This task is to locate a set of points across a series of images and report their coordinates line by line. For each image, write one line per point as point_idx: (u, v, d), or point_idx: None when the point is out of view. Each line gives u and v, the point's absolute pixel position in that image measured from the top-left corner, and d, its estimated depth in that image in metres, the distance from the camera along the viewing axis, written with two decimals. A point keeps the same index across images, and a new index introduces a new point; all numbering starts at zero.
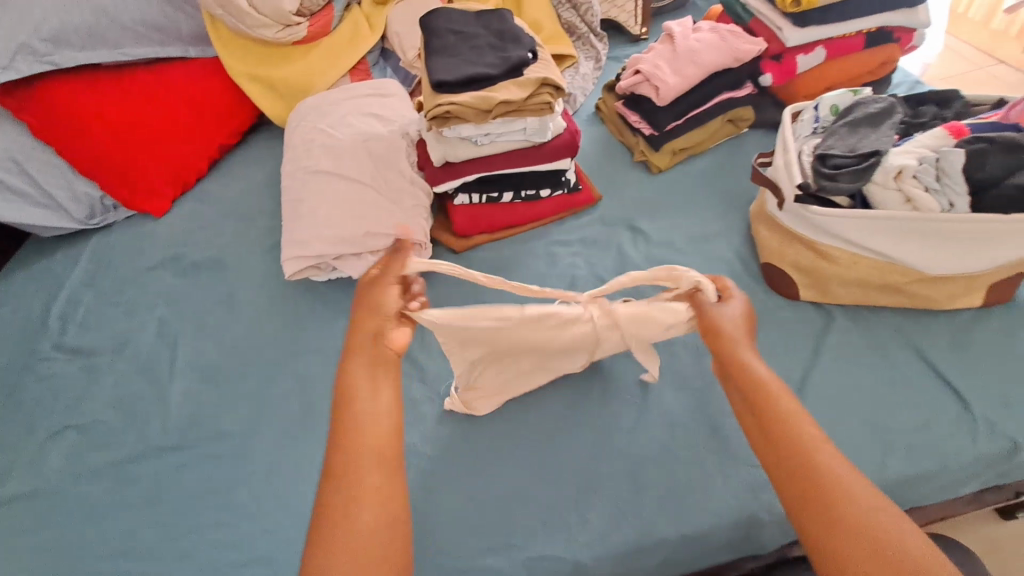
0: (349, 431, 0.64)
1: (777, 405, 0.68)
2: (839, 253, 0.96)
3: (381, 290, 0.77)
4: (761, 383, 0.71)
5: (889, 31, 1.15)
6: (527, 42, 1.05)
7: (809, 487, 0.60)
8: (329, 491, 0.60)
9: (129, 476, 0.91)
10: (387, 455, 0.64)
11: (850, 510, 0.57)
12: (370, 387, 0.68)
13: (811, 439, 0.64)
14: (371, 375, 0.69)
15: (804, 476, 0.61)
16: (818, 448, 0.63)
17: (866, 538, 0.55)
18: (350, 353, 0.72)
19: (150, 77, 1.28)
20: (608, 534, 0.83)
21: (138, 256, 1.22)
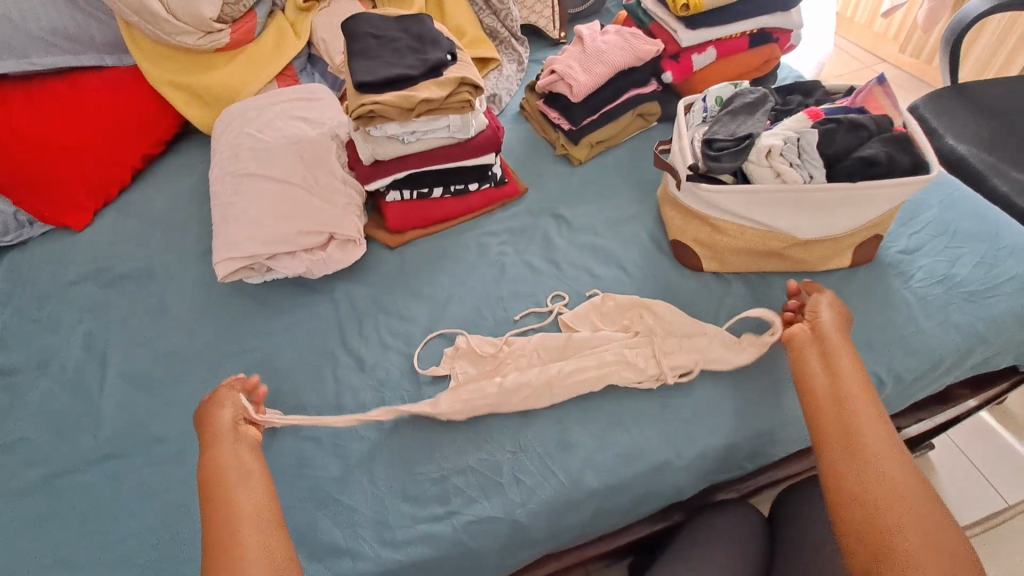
0: (222, 500, 0.72)
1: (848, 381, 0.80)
2: (727, 225, 1.00)
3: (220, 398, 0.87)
4: (834, 358, 0.83)
5: (769, 32, 1.33)
6: (445, 44, 1.12)
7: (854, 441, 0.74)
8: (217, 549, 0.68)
9: (63, 487, 0.98)
10: (258, 512, 0.72)
11: (883, 469, 0.71)
12: (238, 471, 0.76)
13: (879, 413, 0.77)
14: (232, 461, 0.78)
15: (855, 433, 0.74)
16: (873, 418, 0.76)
17: (887, 488, 0.69)
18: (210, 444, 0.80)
19: (64, 90, 1.33)
20: (541, 493, 0.87)
21: (76, 269, 1.28)
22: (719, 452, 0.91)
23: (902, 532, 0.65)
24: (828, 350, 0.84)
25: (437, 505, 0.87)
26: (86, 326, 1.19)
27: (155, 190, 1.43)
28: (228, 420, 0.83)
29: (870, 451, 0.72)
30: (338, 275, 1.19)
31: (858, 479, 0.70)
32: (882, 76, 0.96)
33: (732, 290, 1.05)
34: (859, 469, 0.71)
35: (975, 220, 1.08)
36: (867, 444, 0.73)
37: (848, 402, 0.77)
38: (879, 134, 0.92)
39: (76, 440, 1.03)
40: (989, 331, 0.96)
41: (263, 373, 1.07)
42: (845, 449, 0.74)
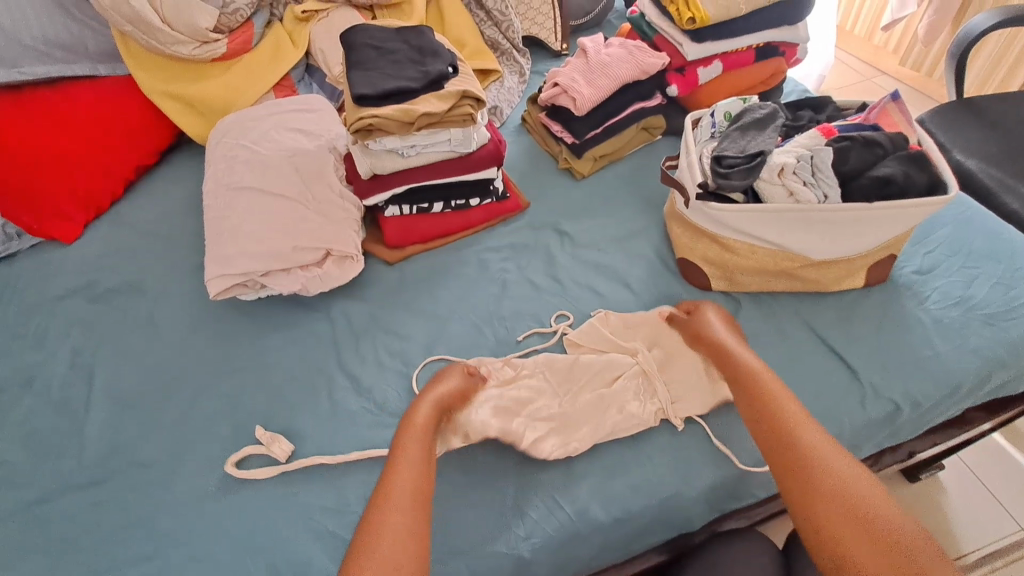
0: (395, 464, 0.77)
1: (768, 397, 0.80)
2: (739, 244, 0.97)
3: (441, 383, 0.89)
4: (746, 377, 0.84)
5: (774, 46, 1.31)
6: (446, 56, 1.09)
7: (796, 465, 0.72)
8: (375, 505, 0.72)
9: (42, 515, 0.93)
10: (419, 489, 0.74)
11: (827, 481, 0.69)
12: (419, 447, 0.79)
13: (802, 418, 0.76)
14: (426, 427, 0.83)
15: (791, 454, 0.73)
16: (800, 428, 0.75)
17: (841, 501, 0.67)
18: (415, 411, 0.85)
19: (55, 99, 1.30)
20: (545, 526, 0.83)
21: (63, 283, 1.24)
22: (731, 480, 0.87)
23: (832, 503, 0.66)
24: (740, 372, 0.85)
25: (436, 537, 0.83)
26: (72, 343, 1.15)
27: (147, 202, 1.40)
28: (444, 396, 0.88)
29: (812, 467, 0.70)
30: (334, 291, 1.16)
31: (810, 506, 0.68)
32: (896, 92, 0.94)
33: (742, 310, 1.02)
34: (806, 496, 0.69)
35: (989, 239, 1.06)
36: (807, 459, 0.71)
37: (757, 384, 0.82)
38: (894, 153, 0.90)
39: (57, 464, 0.98)
40: (1008, 355, 0.93)
41: (258, 394, 1.03)
42: (790, 477, 0.71)
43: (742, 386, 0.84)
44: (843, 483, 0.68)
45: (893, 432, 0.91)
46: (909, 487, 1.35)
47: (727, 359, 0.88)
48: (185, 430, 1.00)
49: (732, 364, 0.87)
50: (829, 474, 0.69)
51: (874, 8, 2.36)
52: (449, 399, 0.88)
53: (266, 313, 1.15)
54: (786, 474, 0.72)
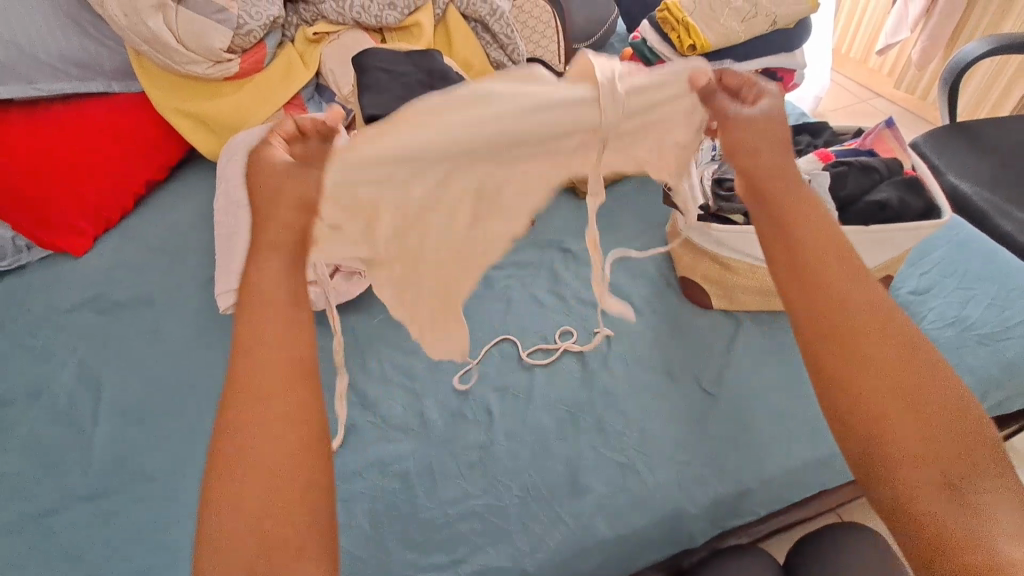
0: (247, 345, 0.62)
1: (805, 245, 0.69)
2: (739, 264, 1.00)
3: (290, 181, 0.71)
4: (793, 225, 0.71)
5: (772, 72, 1.35)
6: (454, 78, 1.13)
7: (840, 335, 0.63)
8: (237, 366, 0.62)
9: (47, 528, 0.93)
10: (274, 389, 0.61)
11: (868, 350, 0.61)
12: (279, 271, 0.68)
13: (847, 278, 0.66)
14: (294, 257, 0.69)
15: (835, 319, 0.64)
16: (842, 284, 0.66)
17: (888, 383, 0.59)
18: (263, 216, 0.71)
19: (69, 115, 1.33)
20: (549, 540, 0.84)
21: (72, 295, 1.26)
22: (733, 497, 0.88)
23: (879, 387, 0.59)
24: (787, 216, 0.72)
25: (442, 550, 0.84)
26: (79, 355, 1.16)
27: (157, 217, 1.42)
28: (300, 198, 0.71)
29: (862, 336, 0.62)
30: (342, 306, 1.18)
31: (861, 378, 0.60)
32: (891, 118, 0.97)
33: (743, 329, 1.04)
34: (854, 363, 0.61)
35: (983, 261, 1.08)
36: (850, 325, 0.63)
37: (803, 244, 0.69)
38: (889, 178, 0.93)
39: (63, 475, 0.99)
40: (1004, 375, 0.94)
41: None
42: (832, 341, 0.63)
43: (787, 231, 0.71)
44: (890, 369, 0.60)
45: None
46: None
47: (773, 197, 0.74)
48: (190, 442, 1.01)
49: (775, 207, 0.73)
50: (886, 353, 0.61)
51: (868, 32, 2.42)
52: (296, 209, 0.71)
53: None
54: (830, 339, 0.63)
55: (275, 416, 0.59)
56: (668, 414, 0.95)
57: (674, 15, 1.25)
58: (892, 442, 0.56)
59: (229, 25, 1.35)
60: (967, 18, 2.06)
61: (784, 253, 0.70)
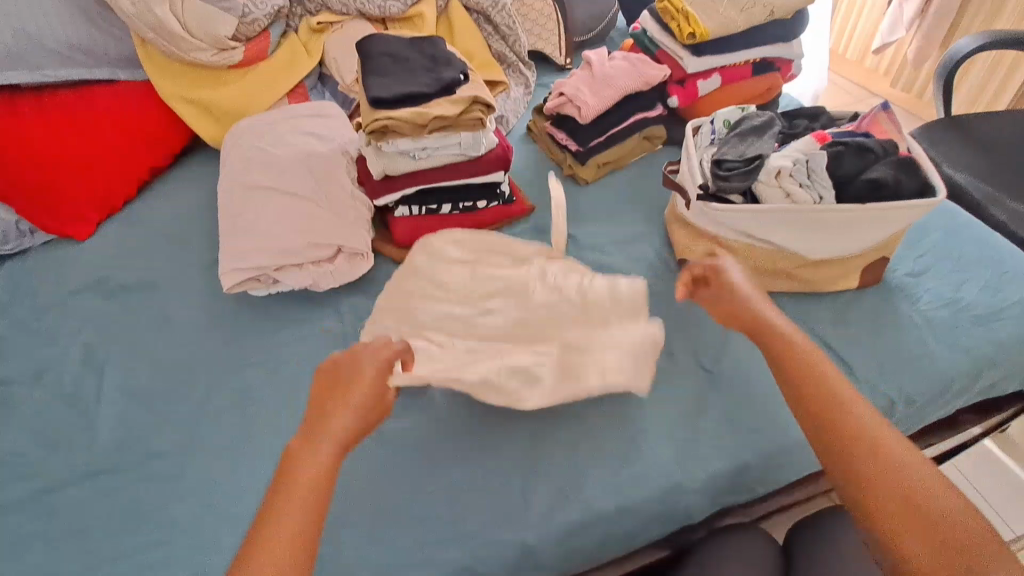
0: (299, 459, 0.77)
1: (808, 366, 0.79)
2: (738, 245, 1.02)
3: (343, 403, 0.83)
4: (790, 351, 0.82)
5: (770, 62, 1.37)
6: (458, 65, 1.15)
7: (847, 436, 0.71)
8: (288, 472, 0.75)
9: (52, 505, 0.94)
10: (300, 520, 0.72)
11: (873, 448, 0.69)
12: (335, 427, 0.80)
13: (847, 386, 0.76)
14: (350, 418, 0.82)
15: (850, 428, 0.71)
16: (844, 391, 0.76)
17: (895, 491, 0.66)
18: (314, 439, 0.79)
19: (76, 101, 1.35)
20: (552, 515, 0.85)
21: (76, 280, 1.27)
22: (731, 472, 0.89)
23: (882, 493, 0.66)
24: (769, 333, 0.85)
25: (446, 523, 0.85)
26: (84, 337, 1.17)
27: (161, 203, 1.43)
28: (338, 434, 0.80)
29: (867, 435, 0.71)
30: (344, 289, 1.19)
31: (850, 463, 0.69)
32: (886, 102, 1.00)
33: None
34: (847, 454, 0.70)
35: (977, 245, 1.10)
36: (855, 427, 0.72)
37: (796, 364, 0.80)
38: (885, 158, 0.94)
39: (68, 453, 1.00)
40: (997, 355, 0.96)
41: (269, 386, 1.05)
42: (842, 441, 0.71)
43: (780, 355, 0.82)
44: (892, 475, 0.67)
45: None
46: None
47: (759, 332, 0.86)
48: (194, 420, 1.02)
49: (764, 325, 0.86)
50: (885, 460, 0.68)
51: (865, 32, 2.45)
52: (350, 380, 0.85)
53: (277, 309, 1.17)
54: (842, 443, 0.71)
55: (311, 501, 0.74)
56: (667, 392, 0.96)
57: (674, 5, 1.27)
58: (907, 548, 0.62)
59: (234, 13, 1.37)
60: (961, 18, 2.09)
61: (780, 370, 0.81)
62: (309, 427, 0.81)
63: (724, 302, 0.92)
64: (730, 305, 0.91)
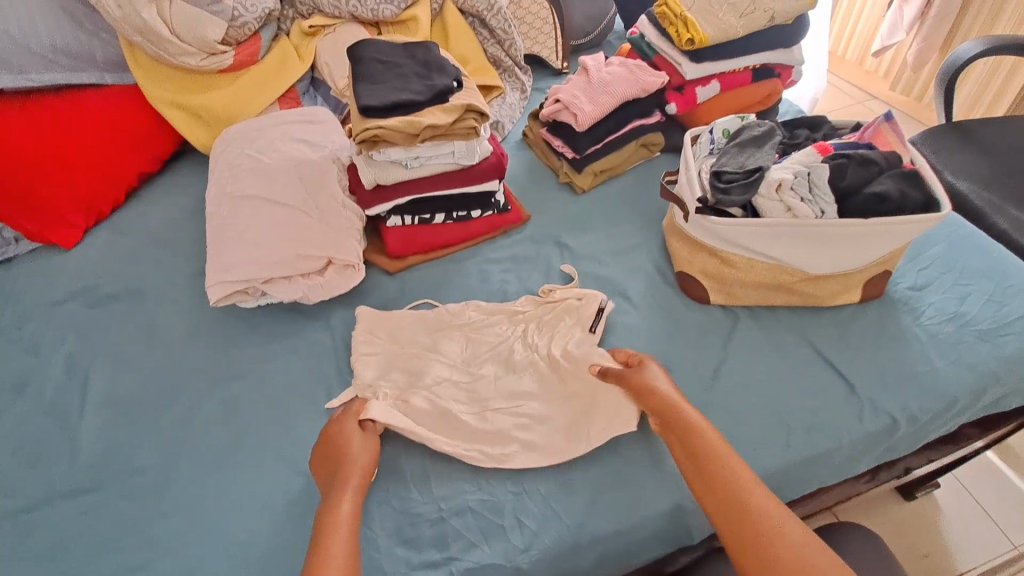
0: (331, 534, 0.74)
1: (720, 471, 0.77)
2: (738, 258, 0.99)
3: (347, 440, 0.86)
4: (702, 462, 0.78)
5: (770, 68, 1.35)
6: (452, 71, 1.12)
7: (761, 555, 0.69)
8: (316, 548, 0.73)
9: (32, 524, 0.91)
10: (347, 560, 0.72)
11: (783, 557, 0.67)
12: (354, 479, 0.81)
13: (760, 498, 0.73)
14: (364, 460, 0.84)
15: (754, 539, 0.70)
16: (752, 499, 0.73)
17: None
18: (336, 500, 0.79)
19: (60, 103, 1.31)
20: (546, 538, 0.82)
21: (61, 288, 1.24)
22: None
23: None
24: (683, 434, 0.82)
25: (437, 546, 0.82)
26: (67, 349, 1.13)
27: (148, 209, 1.40)
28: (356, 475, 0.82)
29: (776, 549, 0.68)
30: (335, 300, 1.16)
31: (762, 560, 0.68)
32: (890, 112, 0.98)
33: (741, 324, 1.03)
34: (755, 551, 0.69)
35: (981, 257, 1.08)
36: (765, 542, 0.69)
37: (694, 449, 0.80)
38: (889, 171, 0.92)
39: (47, 470, 0.97)
40: (1002, 371, 0.94)
41: (256, 401, 1.03)
42: (754, 558, 0.69)
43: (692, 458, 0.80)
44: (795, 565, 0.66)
45: (890, 446, 0.92)
46: (906, 504, 1.34)
47: (673, 426, 0.83)
48: (179, 437, 0.99)
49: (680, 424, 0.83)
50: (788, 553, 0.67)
51: (865, 34, 2.42)
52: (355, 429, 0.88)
53: (266, 321, 1.15)
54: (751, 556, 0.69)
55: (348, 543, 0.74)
56: None
57: (673, 10, 1.25)
58: None
59: (223, 16, 1.34)
60: (960, 21, 2.07)
61: (694, 472, 0.79)
62: (330, 499, 0.79)
63: (637, 380, 0.89)
64: (646, 390, 0.88)
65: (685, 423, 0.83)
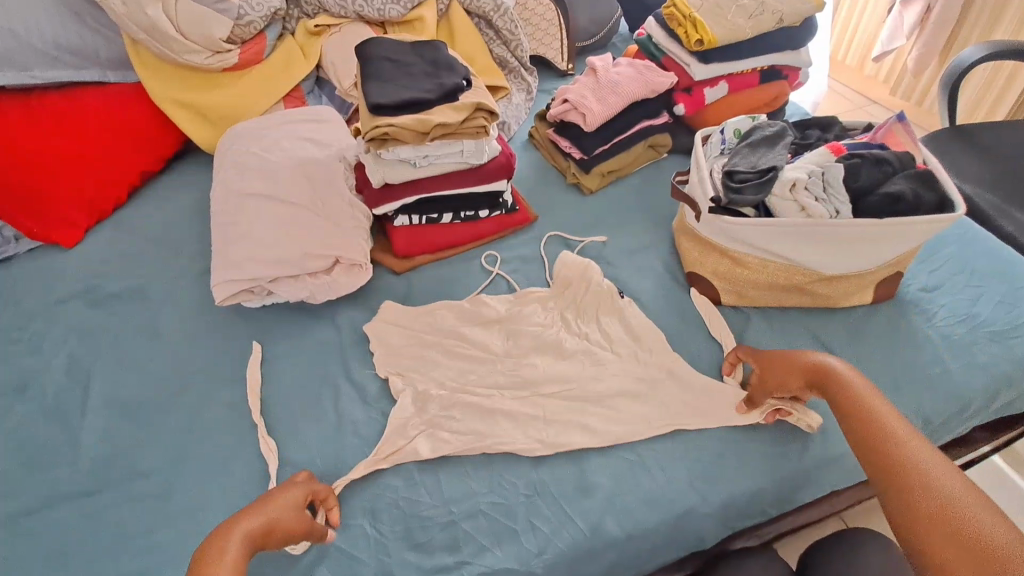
0: (243, 518, 0.72)
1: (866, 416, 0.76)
2: (750, 259, 0.99)
3: (280, 496, 0.78)
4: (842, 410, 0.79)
5: (777, 70, 1.36)
6: (461, 70, 1.11)
7: (900, 492, 0.67)
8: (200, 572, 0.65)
9: (32, 528, 0.89)
10: None
11: (934, 501, 0.65)
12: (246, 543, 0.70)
13: (913, 445, 0.70)
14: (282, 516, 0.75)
15: (905, 478, 0.68)
16: (899, 442, 0.71)
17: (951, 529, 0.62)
18: (228, 534, 0.70)
19: (62, 100, 1.29)
20: (559, 540, 0.81)
21: (62, 288, 1.22)
22: (746, 496, 0.86)
23: (946, 533, 0.62)
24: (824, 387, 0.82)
25: (449, 549, 0.81)
26: (68, 350, 1.12)
27: (150, 209, 1.38)
28: (275, 522, 0.74)
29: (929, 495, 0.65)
30: (342, 300, 1.15)
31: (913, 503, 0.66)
32: (902, 113, 0.97)
33: (753, 325, 1.02)
34: (909, 499, 0.66)
35: (990, 259, 1.08)
36: (905, 482, 0.68)
37: (845, 404, 0.78)
38: (903, 171, 0.92)
39: (48, 473, 0.95)
40: (1014, 372, 0.94)
41: (260, 402, 1.01)
42: (892, 496, 0.68)
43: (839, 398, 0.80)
44: (951, 514, 0.63)
45: None
46: None
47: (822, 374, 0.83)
48: (184, 438, 0.98)
49: (814, 374, 0.84)
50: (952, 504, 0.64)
51: (865, 40, 2.44)
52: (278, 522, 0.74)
53: (271, 321, 1.13)
54: (899, 499, 0.67)
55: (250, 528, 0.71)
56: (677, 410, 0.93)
57: (682, 11, 1.24)
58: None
59: (230, 15, 1.34)
60: (959, 28, 2.08)
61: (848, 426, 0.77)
62: (229, 519, 0.72)
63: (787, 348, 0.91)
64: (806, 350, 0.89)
65: (824, 375, 0.83)
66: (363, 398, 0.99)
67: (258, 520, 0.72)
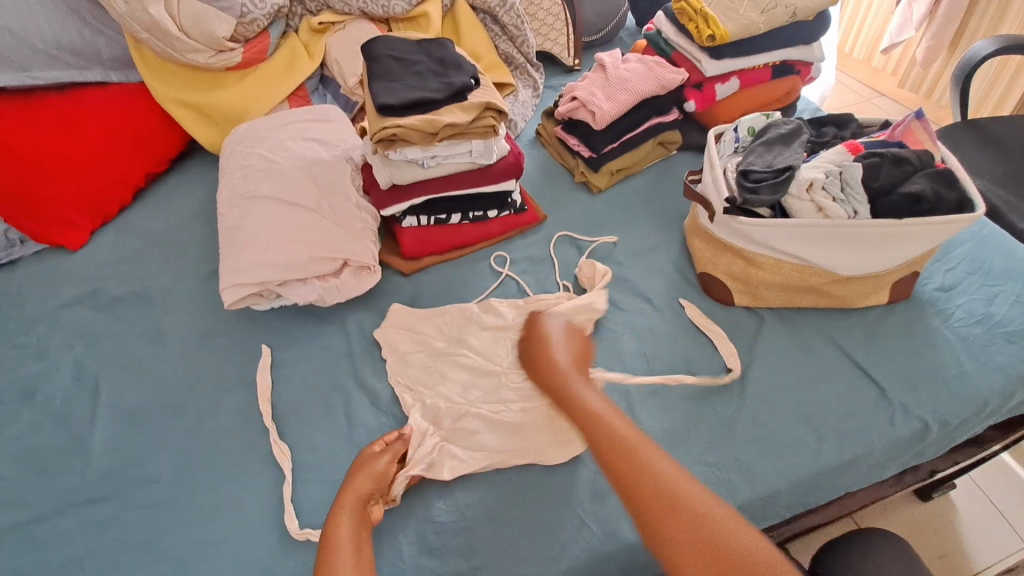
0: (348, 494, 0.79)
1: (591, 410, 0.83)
2: (765, 259, 0.98)
3: (371, 462, 0.84)
4: (619, 446, 0.77)
5: (790, 65, 1.33)
6: (468, 68, 1.10)
7: (641, 492, 0.73)
8: (324, 559, 0.71)
9: (43, 535, 0.89)
10: None
11: (639, 473, 0.74)
12: (350, 515, 0.77)
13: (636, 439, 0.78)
14: (373, 484, 0.81)
15: (616, 454, 0.77)
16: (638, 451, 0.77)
17: (661, 493, 0.72)
18: (338, 515, 0.77)
19: (65, 101, 1.28)
20: (572, 544, 0.81)
21: (67, 291, 1.21)
22: (762, 500, 0.85)
23: (651, 503, 0.71)
24: (579, 411, 0.84)
25: (461, 556, 0.80)
26: (75, 355, 1.11)
27: (155, 210, 1.37)
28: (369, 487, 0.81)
29: (724, 539, 0.66)
30: (349, 303, 1.14)
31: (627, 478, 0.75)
32: (920, 110, 0.96)
33: (768, 326, 1.00)
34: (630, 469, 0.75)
35: (1007, 258, 1.06)
36: (652, 485, 0.72)
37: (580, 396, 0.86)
38: (922, 170, 0.90)
39: (58, 480, 0.95)
40: None
41: (269, 407, 1.00)
42: (636, 497, 0.73)
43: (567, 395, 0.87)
44: (651, 488, 0.72)
45: (919, 452, 0.91)
46: (921, 504, 1.29)
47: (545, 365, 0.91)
48: (193, 444, 0.97)
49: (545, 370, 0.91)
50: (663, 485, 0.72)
51: (874, 29, 2.39)
52: (370, 487, 0.81)
53: (279, 323, 1.12)
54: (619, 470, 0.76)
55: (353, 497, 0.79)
56: (691, 414, 0.91)
57: (692, 6, 1.22)
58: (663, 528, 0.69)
59: (232, 13, 1.32)
60: (968, 20, 2.05)
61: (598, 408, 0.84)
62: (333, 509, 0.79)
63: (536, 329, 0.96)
64: (577, 358, 0.93)
65: (572, 395, 0.86)
66: (374, 402, 0.99)
67: (353, 501, 0.79)
